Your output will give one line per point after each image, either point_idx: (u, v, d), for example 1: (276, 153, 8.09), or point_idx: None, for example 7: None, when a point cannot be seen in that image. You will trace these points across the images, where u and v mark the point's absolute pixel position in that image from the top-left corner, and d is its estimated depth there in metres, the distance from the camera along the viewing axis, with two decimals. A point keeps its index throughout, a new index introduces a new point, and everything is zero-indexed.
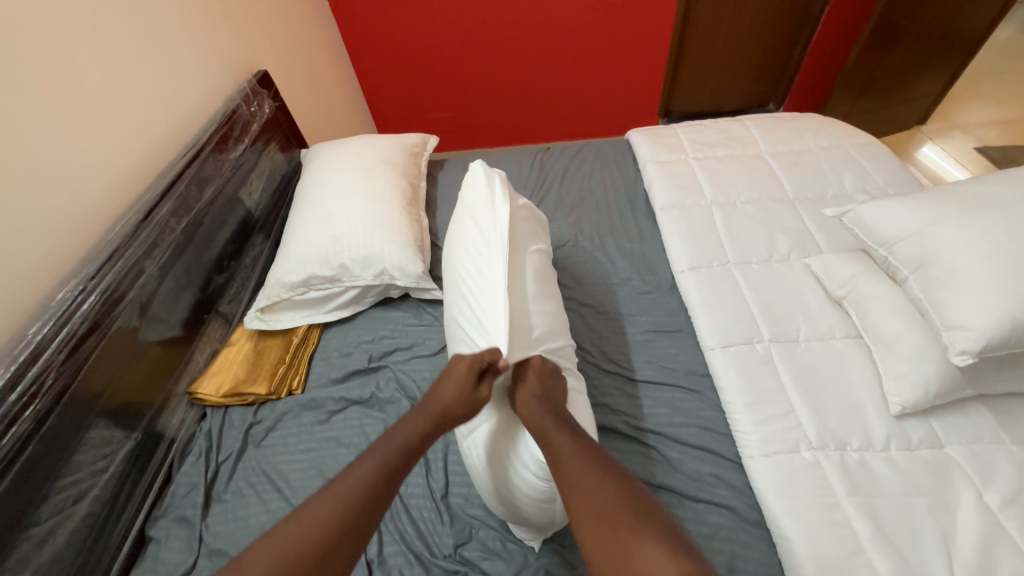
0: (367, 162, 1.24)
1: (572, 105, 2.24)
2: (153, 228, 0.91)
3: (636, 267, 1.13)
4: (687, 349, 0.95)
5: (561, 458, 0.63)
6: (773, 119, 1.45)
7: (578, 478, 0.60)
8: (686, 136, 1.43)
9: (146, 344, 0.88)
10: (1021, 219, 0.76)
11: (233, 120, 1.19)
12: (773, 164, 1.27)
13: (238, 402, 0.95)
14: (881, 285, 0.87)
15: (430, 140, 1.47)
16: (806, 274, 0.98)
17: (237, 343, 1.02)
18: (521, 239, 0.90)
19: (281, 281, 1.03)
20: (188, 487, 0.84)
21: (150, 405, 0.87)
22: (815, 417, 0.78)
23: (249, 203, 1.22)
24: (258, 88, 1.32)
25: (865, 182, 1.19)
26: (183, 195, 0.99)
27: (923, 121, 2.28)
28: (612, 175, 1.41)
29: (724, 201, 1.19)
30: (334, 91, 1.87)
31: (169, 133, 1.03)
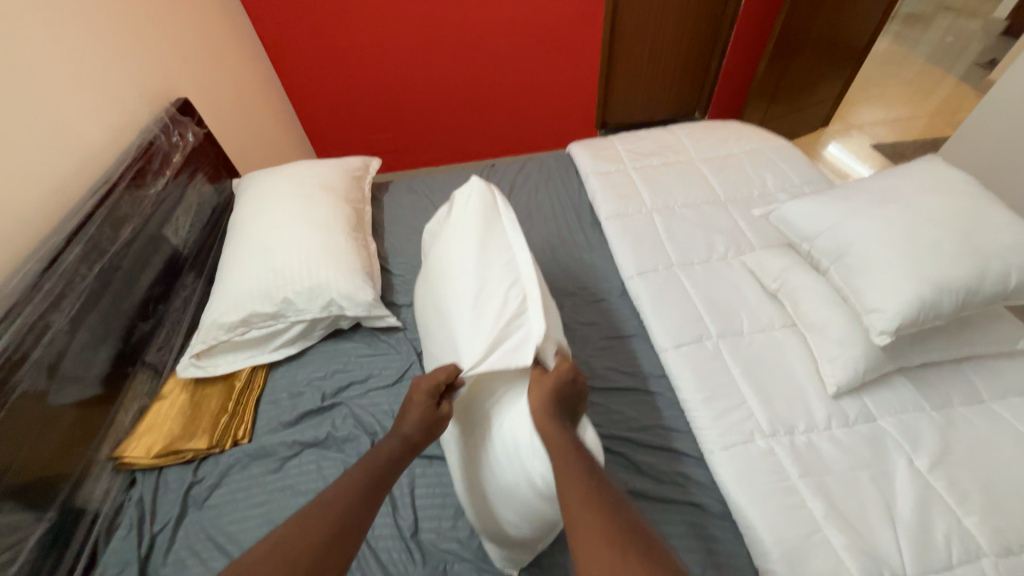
0: (306, 189, 1.18)
1: (513, 120, 2.28)
2: (60, 278, 0.81)
3: (588, 276, 1.15)
4: (643, 352, 0.98)
5: (565, 478, 0.58)
6: (699, 128, 1.56)
7: (587, 505, 0.55)
8: (624, 147, 1.49)
9: (57, 407, 0.77)
10: (915, 208, 0.86)
11: (150, 153, 1.10)
12: (704, 169, 1.36)
13: (174, 461, 0.86)
14: (808, 276, 0.94)
15: (373, 162, 1.44)
16: (743, 270, 1.05)
17: (170, 395, 0.93)
18: (526, 252, 0.91)
19: (218, 322, 0.95)
20: (118, 566, 0.74)
21: (66, 477, 0.76)
22: (765, 405, 0.82)
23: (176, 241, 1.12)
24: (178, 116, 1.24)
25: (784, 181, 1.30)
26: (95, 238, 0.90)
27: (826, 123, 2.53)
28: (557, 188, 1.44)
29: (663, 207, 1.25)
30: (265, 116, 1.79)
31: (74, 171, 0.94)
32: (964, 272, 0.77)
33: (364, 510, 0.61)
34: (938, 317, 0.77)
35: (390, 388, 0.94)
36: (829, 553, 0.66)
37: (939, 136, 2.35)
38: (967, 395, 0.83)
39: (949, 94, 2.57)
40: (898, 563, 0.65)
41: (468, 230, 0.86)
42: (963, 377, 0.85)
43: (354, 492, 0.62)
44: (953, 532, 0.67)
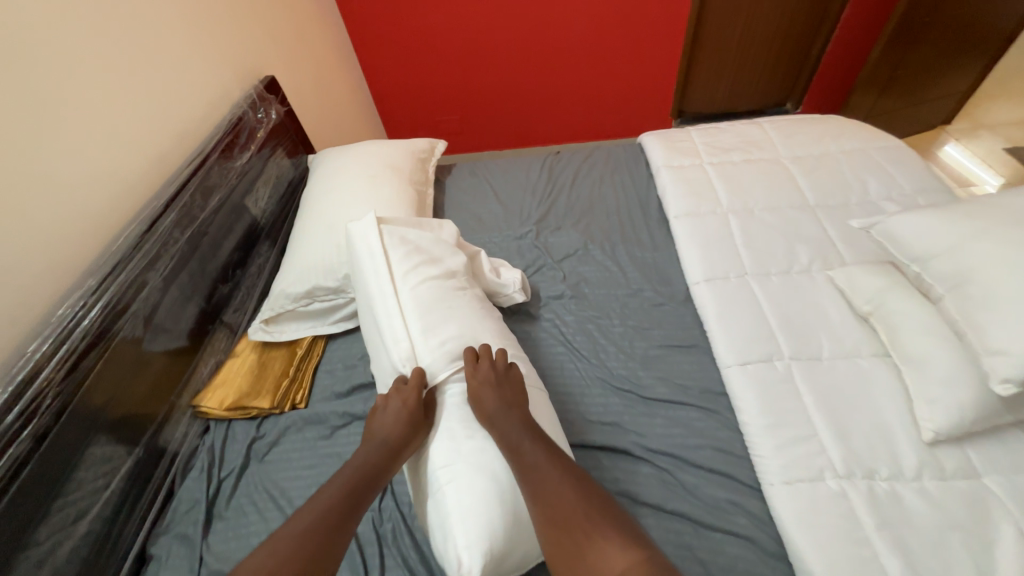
0: (375, 169, 1.21)
1: (582, 107, 2.20)
2: (157, 239, 0.90)
3: (648, 277, 1.09)
4: (702, 365, 0.91)
5: (520, 447, 0.64)
6: (792, 122, 1.40)
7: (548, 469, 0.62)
8: (701, 139, 1.38)
9: (150, 355, 0.87)
10: None
11: (238, 128, 1.18)
12: (792, 169, 1.22)
13: (242, 416, 0.93)
14: (912, 300, 0.82)
15: (438, 144, 1.45)
16: (830, 287, 0.93)
17: (241, 354, 1.00)
18: (427, 270, 0.86)
19: (285, 292, 1.01)
20: (189, 503, 0.83)
21: (153, 418, 0.85)
22: (842, 442, 0.73)
23: (255, 211, 1.20)
24: (264, 93, 1.31)
25: (891, 188, 1.13)
26: (189, 205, 0.98)
27: (948, 121, 2.19)
28: (624, 181, 1.37)
29: (740, 209, 1.15)
30: (342, 95, 1.86)
31: (174, 142, 1.02)
32: None
33: (338, 539, 0.60)
34: None
35: None
36: None
37: None
38: None
39: None
40: None
41: (364, 273, 0.87)
42: None
43: (330, 514, 0.61)
44: None
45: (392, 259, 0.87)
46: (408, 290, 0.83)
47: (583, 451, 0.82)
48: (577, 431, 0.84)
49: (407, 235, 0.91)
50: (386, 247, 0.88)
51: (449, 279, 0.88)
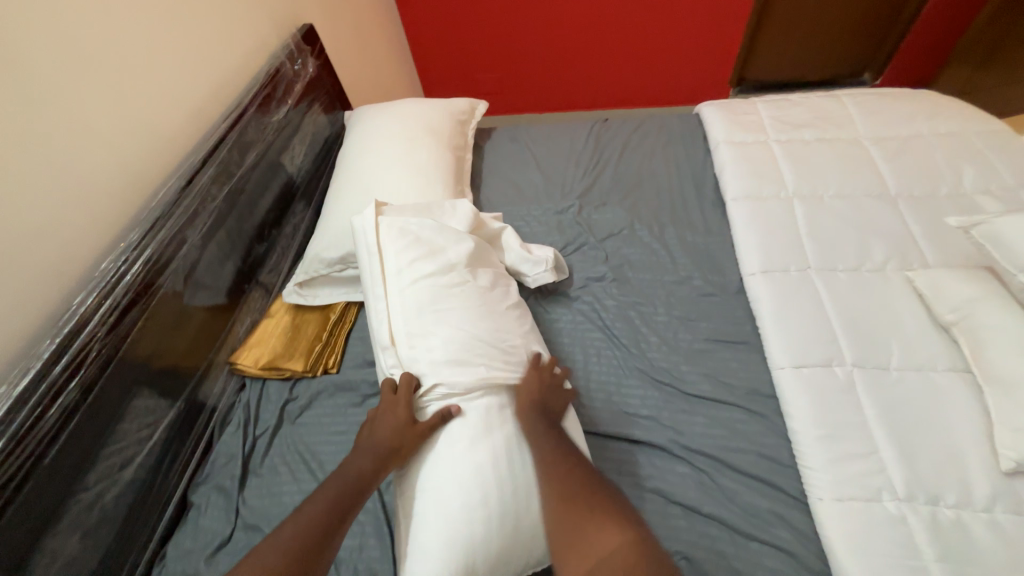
0: (413, 131, 1.16)
1: (632, 70, 2.03)
2: (196, 196, 0.88)
3: (698, 264, 1.01)
4: (752, 365, 0.85)
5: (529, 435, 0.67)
6: (877, 97, 1.24)
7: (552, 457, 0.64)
8: (769, 113, 1.25)
9: (190, 312, 0.87)
10: None
11: (276, 80, 1.13)
12: (873, 152, 1.09)
13: (276, 376, 0.94)
14: (1007, 313, 0.72)
15: (479, 106, 1.36)
16: (907, 290, 0.84)
17: (275, 315, 1.01)
18: (422, 267, 0.81)
19: (319, 256, 0.99)
20: (226, 457, 0.85)
21: (193, 373, 0.87)
22: (905, 463, 0.67)
23: (291, 169, 1.18)
24: (302, 44, 1.25)
25: (989, 180, 0.99)
26: (226, 161, 0.96)
27: None
28: (677, 155, 1.26)
29: (808, 194, 1.04)
30: (380, 48, 1.77)
31: (212, 93, 0.99)
32: None
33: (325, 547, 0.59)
34: None
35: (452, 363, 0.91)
36: None
37: None
38: None
39: None
40: None
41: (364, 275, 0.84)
42: None
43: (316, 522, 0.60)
44: None
45: (388, 254, 0.83)
46: (402, 289, 0.79)
47: (616, 444, 0.79)
48: (612, 422, 0.81)
49: (404, 228, 0.85)
50: (383, 241, 0.84)
51: (449, 272, 0.81)
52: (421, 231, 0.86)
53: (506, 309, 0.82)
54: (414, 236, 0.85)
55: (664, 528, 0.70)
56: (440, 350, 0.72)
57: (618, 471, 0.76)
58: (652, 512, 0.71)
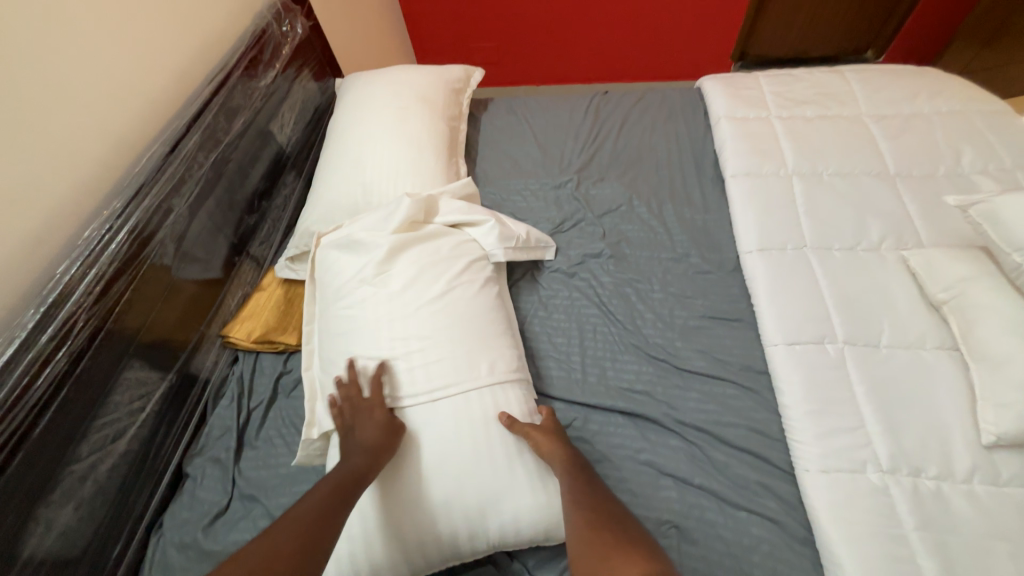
0: (406, 99, 1.12)
1: (633, 41, 1.97)
2: (181, 163, 0.85)
3: (696, 242, 1.01)
4: (745, 341, 0.86)
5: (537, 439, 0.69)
6: (882, 74, 1.22)
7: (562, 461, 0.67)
8: (772, 88, 1.22)
9: (179, 283, 0.85)
10: None
11: (262, 42, 1.08)
12: (874, 130, 1.08)
13: (270, 350, 0.93)
14: (999, 292, 0.73)
15: (475, 74, 1.32)
16: (901, 269, 0.85)
17: (267, 288, 0.99)
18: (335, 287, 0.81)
19: (312, 231, 0.96)
20: (221, 429, 0.85)
21: (183, 346, 0.86)
22: (891, 438, 0.69)
23: (281, 138, 1.14)
24: (289, 3, 1.19)
25: (988, 161, 0.99)
26: (211, 127, 0.92)
27: None
28: (677, 130, 1.24)
29: (808, 172, 1.03)
30: (371, 11, 1.69)
31: (194, 54, 0.94)
32: None
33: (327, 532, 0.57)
34: None
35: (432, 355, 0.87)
36: None
37: None
38: None
39: None
40: None
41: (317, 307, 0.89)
42: None
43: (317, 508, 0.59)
44: None
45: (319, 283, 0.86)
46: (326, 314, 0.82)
47: (610, 417, 0.80)
48: (606, 396, 0.82)
49: (328, 252, 0.86)
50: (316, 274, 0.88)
51: (356, 287, 0.79)
52: (336, 251, 0.85)
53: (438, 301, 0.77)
54: (331, 258, 0.84)
55: (655, 499, 0.72)
56: (344, 371, 0.74)
57: (610, 444, 0.77)
58: (644, 484, 0.73)
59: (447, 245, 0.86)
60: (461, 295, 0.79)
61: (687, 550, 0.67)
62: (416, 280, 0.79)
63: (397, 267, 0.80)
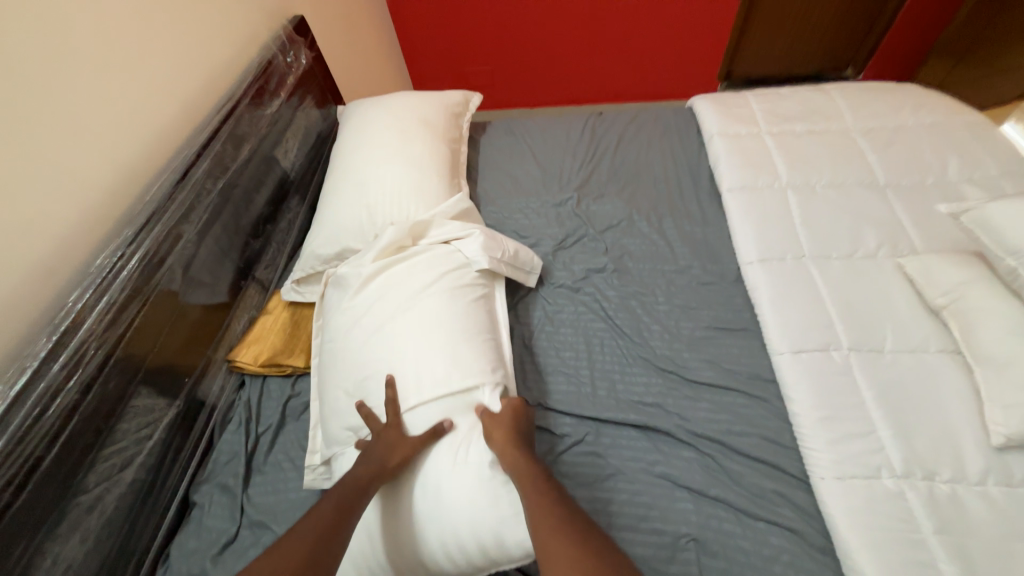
0: (407, 123, 1.14)
1: (623, 65, 2.04)
2: (190, 190, 0.86)
3: (697, 254, 1.03)
4: (752, 351, 0.87)
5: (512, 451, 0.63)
6: (865, 90, 1.27)
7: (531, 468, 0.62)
8: (761, 106, 1.27)
9: (186, 309, 0.85)
10: None
11: (268, 72, 1.11)
12: (862, 143, 1.12)
13: (277, 373, 0.93)
14: (996, 295, 0.75)
15: (473, 98, 1.36)
16: (899, 275, 0.87)
17: (273, 311, 0.99)
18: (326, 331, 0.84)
19: (316, 254, 0.97)
20: (228, 455, 0.84)
21: (190, 372, 0.85)
22: (903, 442, 0.70)
23: (285, 163, 1.16)
24: (293, 35, 1.23)
25: (973, 170, 1.03)
26: (220, 155, 0.94)
27: None
28: (672, 148, 1.28)
29: (801, 184, 1.06)
30: (370, 41, 1.75)
31: (204, 85, 0.96)
32: None
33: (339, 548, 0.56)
34: None
35: None
36: None
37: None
38: None
39: None
40: None
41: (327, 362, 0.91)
42: None
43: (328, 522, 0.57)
44: None
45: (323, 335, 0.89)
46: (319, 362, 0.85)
47: (622, 431, 0.80)
48: (618, 409, 0.82)
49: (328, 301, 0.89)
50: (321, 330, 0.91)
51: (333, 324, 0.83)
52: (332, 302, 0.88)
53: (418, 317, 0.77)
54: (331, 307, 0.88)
55: (672, 512, 0.71)
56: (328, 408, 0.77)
57: (624, 458, 0.77)
58: (660, 497, 0.73)
59: (421, 263, 0.86)
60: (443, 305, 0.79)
61: (708, 563, 0.66)
62: (398, 301, 0.80)
63: (382, 291, 0.82)
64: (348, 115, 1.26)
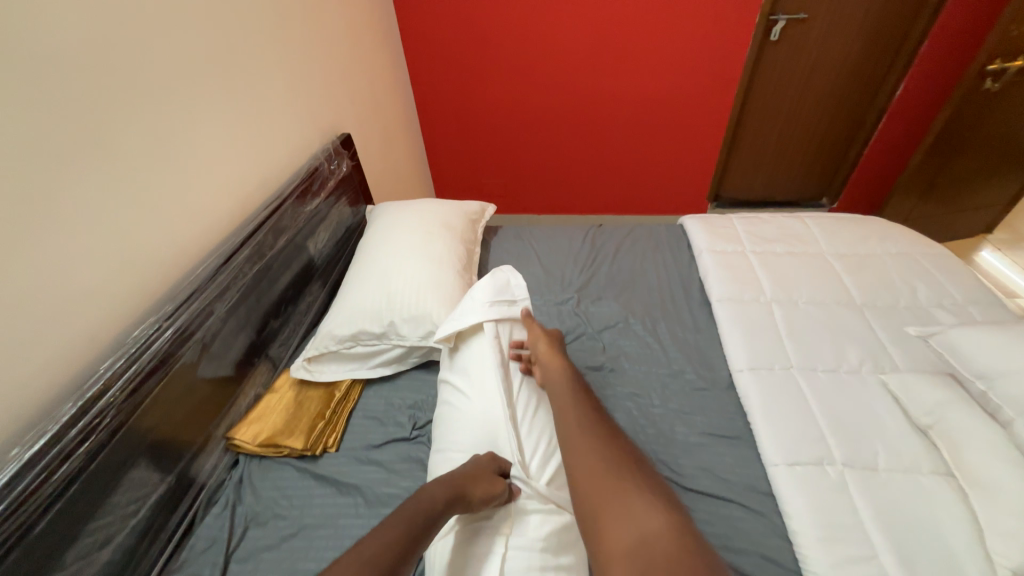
0: (430, 226, 1.28)
1: (622, 183, 2.30)
2: (230, 272, 0.95)
3: (689, 358, 1.08)
4: (746, 460, 0.87)
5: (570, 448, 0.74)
6: (834, 220, 1.43)
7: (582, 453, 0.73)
8: (744, 228, 1.42)
9: (198, 382, 0.89)
10: None
11: (313, 177, 1.28)
12: (837, 266, 1.24)
13: (272, 454, 0.93)
14: (974, 417, 0.78)
15: (489, 207, 1.53)
16: (883, 392, 0.91)
17: (279, 389, 1.02)
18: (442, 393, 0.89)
19: (331, 333, 1.04)
20: (207, 540, 0.81)
21: (189, 447, 0.86)
22: (905, 568, 0.68)
23: (313, 251, 1.28)
24: (339, 148, 1.44)
25: (941, 296, 1.12)
26: (261, 243, 1.05)
27: (988, 230, 2.23)
28: (666, 259, 1.40)
29: (786, 300, 1.15)
30: (402, 152, 2.02)
31: (258, 184, 1.12)
32: None
33: None
34: None
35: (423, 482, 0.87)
36: None
37: None
38: None
39: None
40: None
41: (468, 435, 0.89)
42: None
43: None
44: None
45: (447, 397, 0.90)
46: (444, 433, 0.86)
47: None
48: None
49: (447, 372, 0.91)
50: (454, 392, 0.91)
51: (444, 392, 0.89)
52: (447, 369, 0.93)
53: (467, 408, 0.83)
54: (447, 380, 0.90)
55: None
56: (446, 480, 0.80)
57: None
58: None
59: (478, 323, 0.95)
60: (483, 381, 0.84)
61: None
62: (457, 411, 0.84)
63: (444, 390, 0.90)
64: (378, 213, 1.40)
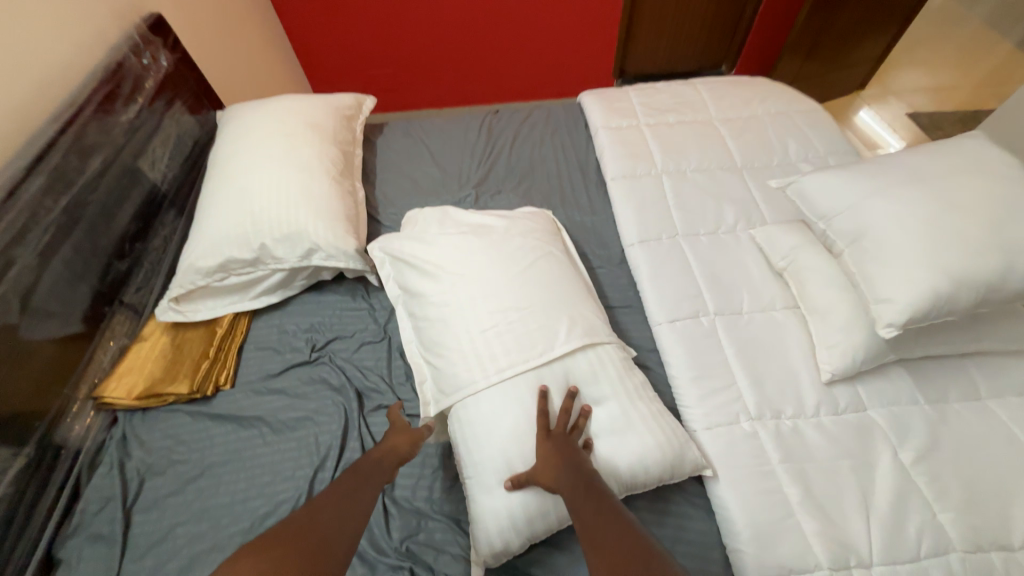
0: (292, 127, 1.09)
1: (522, 63, 2.10)
2: (21, 210, 0.76)
3: (587, 241, 1.10)
4: (636, 324, 0.95)
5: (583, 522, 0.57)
6: (724, 83, 1.42)
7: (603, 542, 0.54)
8: (640, 100, 1.38)
9: (31, 347, 0.75)
10: (927, 174, 0.79)
11: (120, 76, 1.00)
12: (723, 130, 1.26)
13: (155, 404, 0.85)
14: (817, 256, 0.88)
15: (366, 101, 1.32)
16: (751, 245, 0.99)
17: (150, 337, 0.91)
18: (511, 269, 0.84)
19: (195, 267, 0.91)
20: (100, 501, 0.75)
21: (45, 414, 0.76)
22: (756, 389, 0.80)
23: (153, 175, 1.05)
24: (149, 35, 1.12)
25: (808, 150, 1.21)
26: (61, 168, 0.83)
27: (863, 87, 2.38)
28: (564, 142, 1.35)
29: (675, 171, 1.17)
30: (254, 41, 1.65)
31: (34, 90, 0.85)
32: (989, 264, 0.69)
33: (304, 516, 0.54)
34: (951, 313, 0.70)
35: (331, 400, 0.86)
36: (799, 537, 0.67)
37: (979, 109, 2.22)
38: (964, 392, 0.80)
39: (997, 65, 2.40)
40: (865, 552, 0.66)
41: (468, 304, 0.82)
42: (965, 373, 0.81)
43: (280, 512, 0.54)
44: (926, 526, 0.67)
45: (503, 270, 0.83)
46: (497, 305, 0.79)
47: None
48: None
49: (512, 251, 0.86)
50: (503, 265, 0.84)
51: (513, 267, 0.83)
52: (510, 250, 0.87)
53: (549, 284, 0.82)
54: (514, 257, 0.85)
55: None
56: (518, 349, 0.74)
57: None
58: None
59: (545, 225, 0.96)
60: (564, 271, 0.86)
61: None
62: (540, 286, 0.82)
63: (511, 266, 0.84)
64: (229, 118, 1.16)
